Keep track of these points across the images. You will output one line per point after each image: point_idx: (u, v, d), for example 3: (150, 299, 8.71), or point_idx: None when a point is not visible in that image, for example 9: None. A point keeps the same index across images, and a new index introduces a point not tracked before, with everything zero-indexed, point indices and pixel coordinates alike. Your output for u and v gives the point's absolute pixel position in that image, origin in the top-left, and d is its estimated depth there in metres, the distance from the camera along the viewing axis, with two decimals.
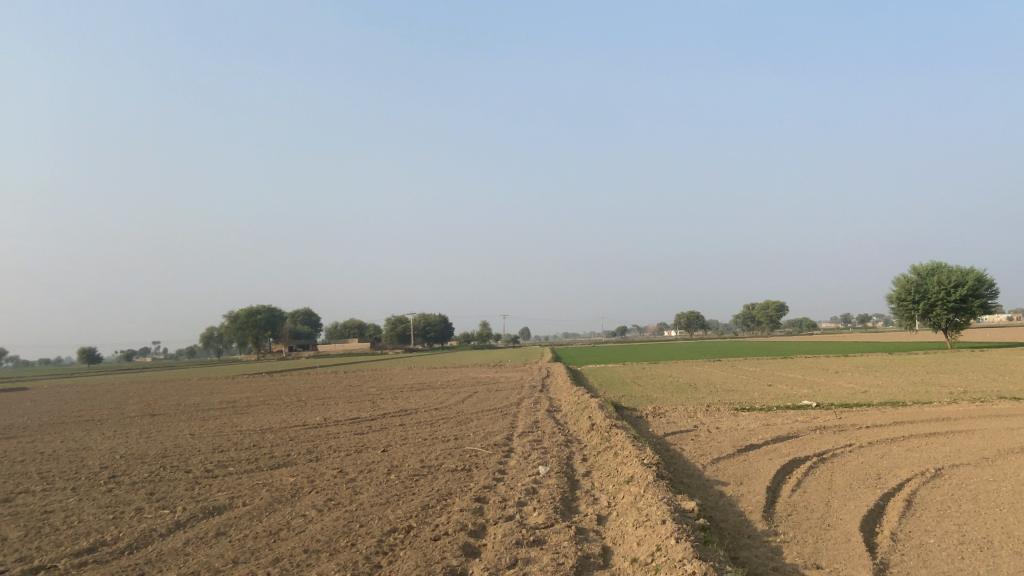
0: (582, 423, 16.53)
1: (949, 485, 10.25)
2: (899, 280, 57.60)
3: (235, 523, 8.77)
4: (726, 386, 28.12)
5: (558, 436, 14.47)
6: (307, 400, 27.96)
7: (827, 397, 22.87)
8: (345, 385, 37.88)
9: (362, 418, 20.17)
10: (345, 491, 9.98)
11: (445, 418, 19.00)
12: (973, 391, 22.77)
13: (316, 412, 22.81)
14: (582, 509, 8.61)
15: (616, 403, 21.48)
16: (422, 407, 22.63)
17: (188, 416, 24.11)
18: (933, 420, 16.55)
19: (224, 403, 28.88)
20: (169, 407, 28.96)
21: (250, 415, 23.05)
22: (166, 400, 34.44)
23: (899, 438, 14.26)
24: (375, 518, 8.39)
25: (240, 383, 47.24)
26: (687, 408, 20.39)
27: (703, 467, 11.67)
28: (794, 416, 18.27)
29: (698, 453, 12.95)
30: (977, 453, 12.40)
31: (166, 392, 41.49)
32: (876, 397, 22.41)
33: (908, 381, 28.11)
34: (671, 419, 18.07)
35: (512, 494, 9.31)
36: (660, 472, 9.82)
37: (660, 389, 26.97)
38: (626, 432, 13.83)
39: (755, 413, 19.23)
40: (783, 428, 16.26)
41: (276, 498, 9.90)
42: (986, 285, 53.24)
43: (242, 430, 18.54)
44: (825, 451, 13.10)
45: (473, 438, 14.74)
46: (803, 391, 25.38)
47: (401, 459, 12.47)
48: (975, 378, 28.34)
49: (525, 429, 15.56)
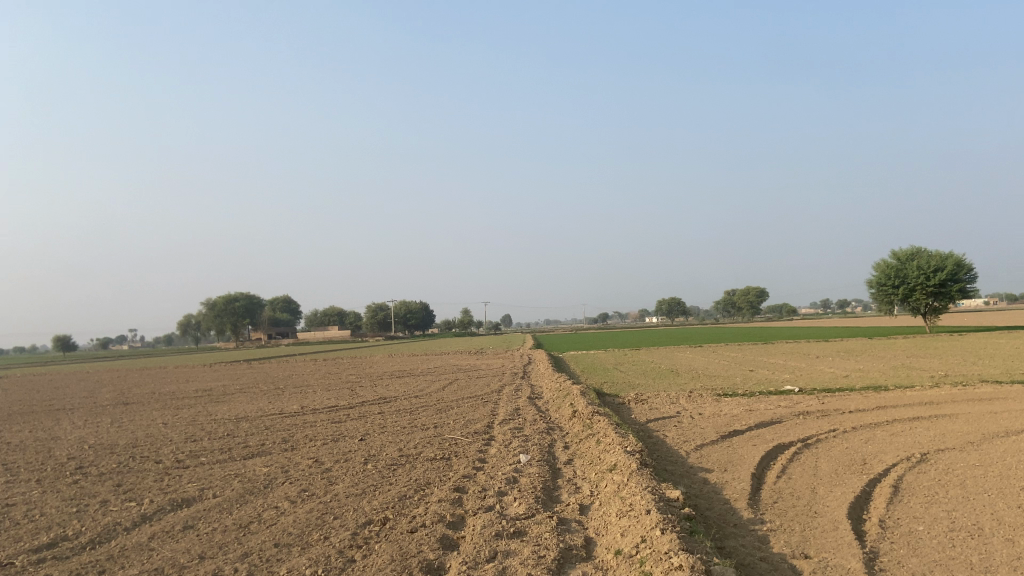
0: (564, 410, 16.31)
1: (935, 470, 10.10)
2: (879, 266, 57.89)
3: (204, 515, 8.44)
4: (709, 371, 28.05)
5: (540, 423, 14.23)
6: (284, 388, 27.56)
7: (809, 382, 22.81)
8: (325, 373, 37.51)
9: (340, 406, 19.83)
10: (319, 482, 9.65)
11: (425, 406, 18.70)
12: (954, 376, 22.81)
13: (293, 400, 22.43)
14: (564, 499, 8.35)
15: (598, 390, 21.28)
16: (401, 395, 22.29)
17: (162, 404, 23.63)
18: (916, 405, 16.47)
19: (200, 392, 28.39)
20: (144, 396, 28.43)
21: (225, 404, 22.64)
22: (141, 388, 33.86)
23: (883, 423, 14.14)
24: (350, 509, 8.09)
25: (218, 372, 46.64)
26: (669, 394, 20.24)
27: (686, 454, 11.47)
28: (776, 401, 18.15)
29: (681, 440, 12.76)
30: (962, 438, 12.29)
31: (142, 381, 40.89)
32: (857, 382, 22.38)
33: (889, 366, 28.16)
34: (653, 405, 17.89)
35: (492, 484, 9.04)
36: (644, 460, 9.60)
37: (643, 375, 26.83)
38: (609, 419, 13.61)
39: (738, 398, 19.10)
40: (766, 413, 16.12)
41: (247, 489, 9.56)
42: (965, 270, 53.63)
43: (217, 419, 18.15)
44: (810, 437, 12.94)
45: (453, 426, 14.46)
46: (785, 376, 25.31)
47: (378, 448, 12.15)
48: (955, 362, 28.45)
49: (506, 417, 15.31)
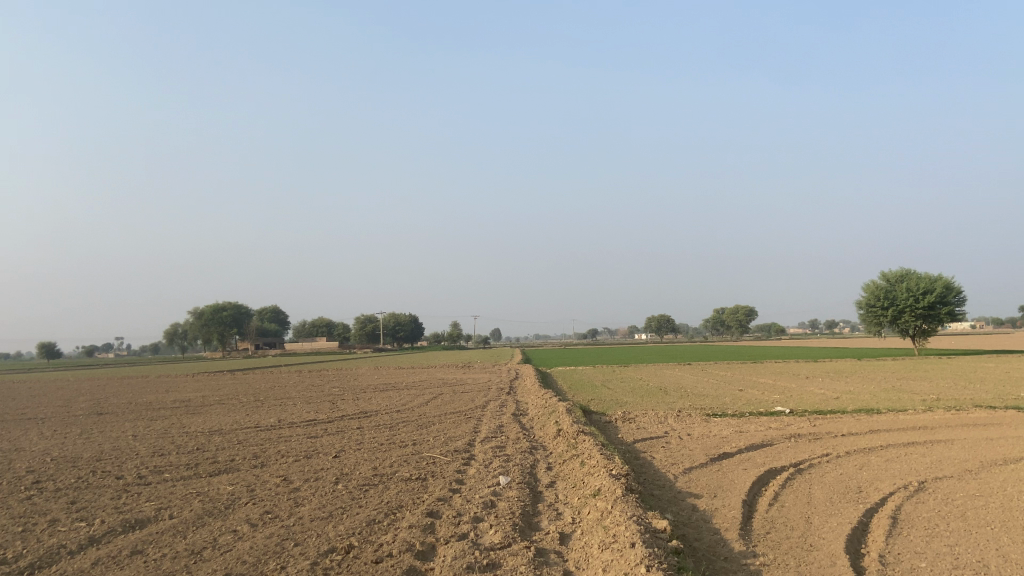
0: (548, 428, 15.78)
1: (934, 500, 9.63)
2: (868, 287, 57.73)
3: (157, 539, 7.87)
4: (698, 390, 27.58)
5: (523, 442, 13.70)
6: (264, 400, 26.89)
7: (799, 404, 22.38)
8: (308, 385, 36.85)
9: (318, 420, 19.21)
10: (285, 503, 9.08)
11: (406, 421, 18.11)
12: (946, 400, 22.43)
13: (270, 413, 21.82)
14: (543, 527, 7.81)
15: (584, 407, 20.74)
16: (382, 409, 21.69)
17: (136, 416, 22.96)
18: (910, 429, 16.04)
19: (177, 403, 27.75)
20: (120, 406, 27.76)
21: (202, 415, 22.05)
22: (119, 398, 33.10)
23: (878, 448, 13.67)
24: (313, 535, 7.54)
25: (202, 382, 45.92)
26: (657, 414, 19.75)
27: (674, 478, 10.96)
28: (767, 423, 17.69)
29: (669, 462, 12.26)
30: (960, 465, 11.87)
31: (122, 390, 40.13)
32: (848, 404, 21.95)
33: (880, 388, 27.78)
34: (641, 425, 17.39)
35: (468, 508, 8.48)
36: (629, 485, 9.07)
37: (631, 393, 26.32)
38: (594, 439, 13.10)
39: (727, 419, 18.64)
40: (757, 435, 15.65)
41: (208, 510, 8.97)
42: (954, 293, 53.52)
43: (189, 432, 17.51)
44: (802, 461, 12.47)
45: (432, 443, 13.90)
46: (775, 396, 24.89)
47: (352, 466, 11.59)
48: (945, 386, 28.09)
49: (489, 435, 14.77)
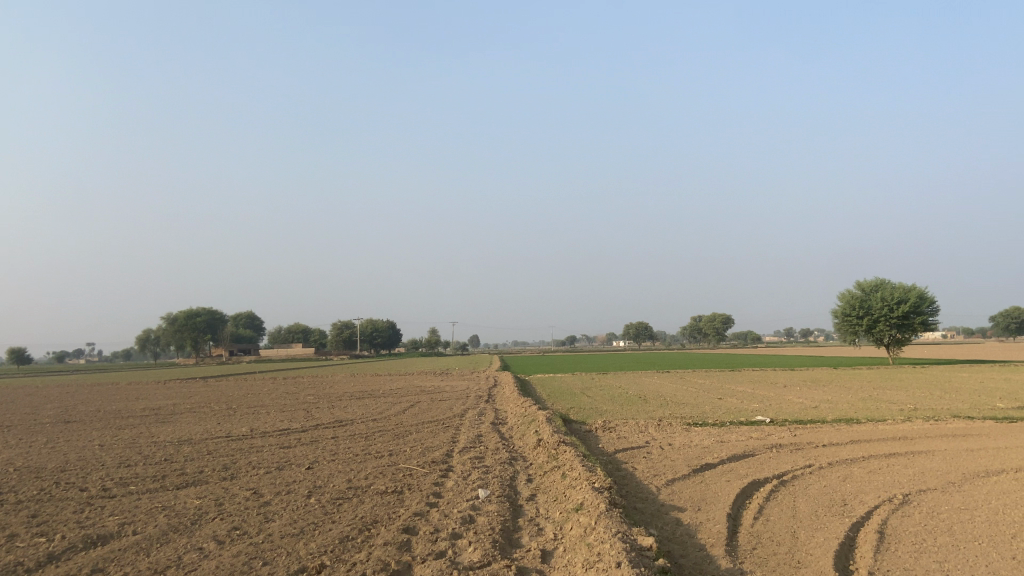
0: (528, 438, 15.50)
1: (920, 514, 9.48)
2: (844, 296, 58.12)
3: (117, 557, 7.47)
4: (677, 399, 27.46)
5: (502, 453, 13.40)
6: (237, 408, 26.34)
7: (779, 413, 22.31)
8: (283, 393, 36.28)
9: (292, 429, 18.75)
10: (254, 519, 8.71)
11: (382, 431, 17.73)
12: (924, 409, 22.47)
13: (243, 422, 21.33)
14: (524, 544, 7.53)
15: (563, 416, 20.48)
16: (358, 418, 21.28)
17: (104, 424, 22.34)
18: (890, 440, 15.95)
19: (147, 411, 27.13)
20: (88, 413, 27.11)
21: (172, 424, 21.50)
22: (88, 405, 32.36)
23: (860, 459, 13.56)
24: (283, 553, 7.19)
25: (174, 389, 45.11)
26: (637, 423, 19.55)
27: (657, 490, 10.73)
28: (747, 433, 17.54)
29: (651, 473, 12.02)
30: (944, 477, 11.77)
31: (91, 398, 39.25)
32: (827, 413, 21.91)
33: (858, 397, 27.82)
34: (622, 435, 17.17)
35: (446, 524, 8.17)
36: (612, 499, 8.82)
37: (610, 402, 26.10)
38: (575, 449, 12.83)
39: (707, 428, 18.48)
40: (738, 445, 15.48)
41: (173, 526, 8.59)
42: (928, 302, 54.03)
43: (158, 442, 17.01)
44: (785, 473, 12.29)
45: (409, 454, 13.56)
46: (754, 405, 24.81)
47: (325, 479, 11.22)
48: (921, 395, 28.21)
49: (467, 445, 14.45)
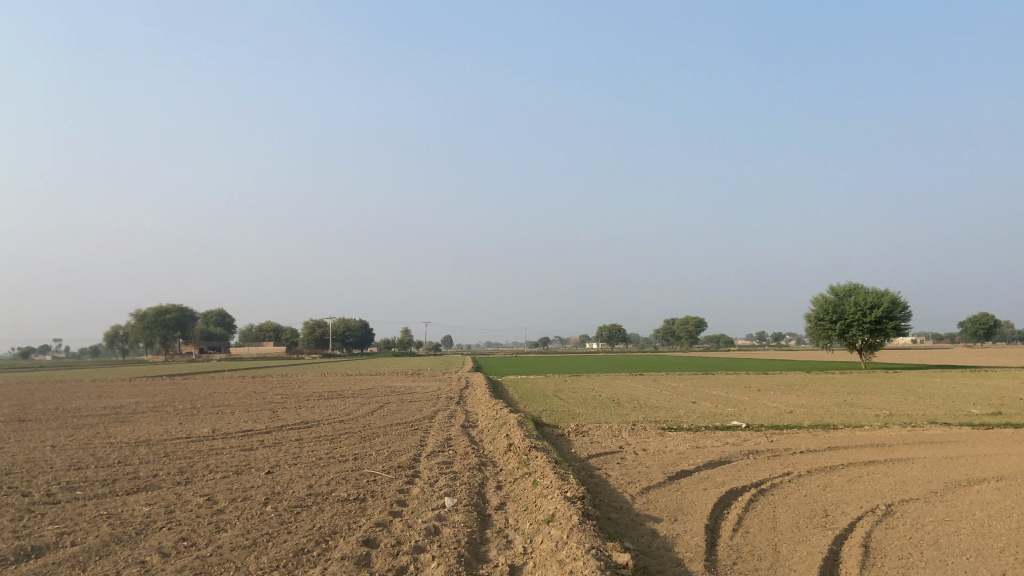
0: (499, 442, 15.02)
1: (904, 527, 9.18)
2: (817, 300, 58.33)
3: (51, 570, 6.88)
4: (651, 402, 27.15)
5: (471, 457, 12.92)
6: (202, 408, 25.54)
7: (754, 417, 22.05)
8: (250, 391, 35.50)
9: (255, 431, 18.08)
10: (204, 529, 8.14)
11: (348, 433, 17.15)
12: (898, 415, 22.37)
13: (205, 422, 20.63)
14: (492, 558, 7.06)
15: (536, 419, 20.03)
16: (325, 419, 20.68)
17: (59, 423, 21.45)
18: (868, 446, 15.75)
19: (108, 409, 26.30)
20: (46, 411, 26.23)
21: (131, 424, 20.76)
22: (47, 403, 31.37)
23: (839, 467, 13.28)
24: (231, 568, 6.65)
25: (139, 386, 44.03)
26: (611, 426, 19.16)
27: (632, 498, 10.32)
28: (723, 438, 17.25)
29: (625, 481, 11.62)
30: (924, 487, 11.52)
31: (51, 395, 38.14)
32: (803, 418, 21.69)
33: (833, 402, 27.76)
34: (595, 439, 16.76)
35: (409, 536, 7.67)
36: (586, 510, 8.38)
37: (584, 404, 25.71)
38: (547, 455, 12.39)
39: (682, 433, 18.16)
40: (714, 451, 15.15)
41: (115, 536, 8.00)
42: (900, 308, 54.44)
43: (113, 443, 16.27)
44: (763, 481, 11.96)
45: (374, 459, 13.02)
46: (729, 409, 24.57)
47: (285, 484, 10.66)
48: (895, 400, 28.21)
49: (435, 449, 13.95)
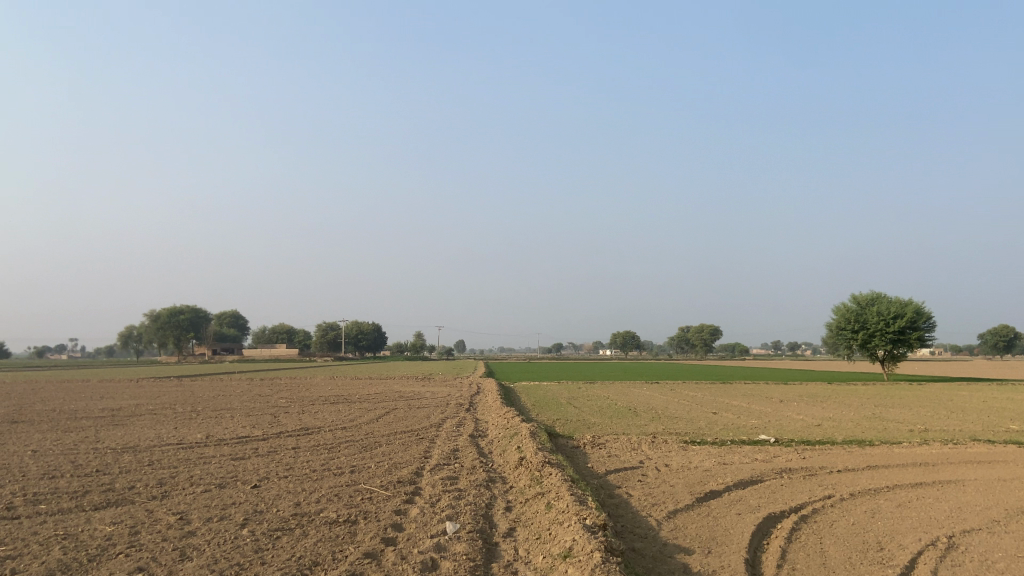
0: (510, 455, 13.86)
1: (973, 564, 7.99)
2: (838, 309, 56.73)
3: None
4: (670, 412, 25.89)
5: (479, 472, 11.78)
6: (201, 412, 24.50)
7: (780, 430, 20.77)
8: (254, 394, 34.46)
9: (251, 438, 17.01)
10: (167, 557, 7.04)
11: (348, 442, 16.04)
12: (934, 431, 21.00)
13: (201, 427, 19.58)
14: None
15: (549, 429, 18.86)
16: (327, 425, 19.60)
17: (51, 426, 20.45)
18: (911, 466, 14.50)
19: (106, 411, 25.32)
20: (41, 412, 25.25)
21: (124, 427, 19.76)
22: (45, 403, 30.53)
23: (884, 490, 12.06)
24: None
25: (145, 387, 43.12)
26: (629, 439, 17.97)
27: (658, 524, 9.16)
28: (752, 453, 16.02)
29: (649, 503, 10.47)
30: (984, 515, 10.30)
31: (53, 395, 37.38)
32: (834, 432, 20.43)
33: (862, 414, 26.42)
34: (612, 452, 15.58)
35: (400, 572, 6.52)
36: (609, 543, 7.24)
37: (599, 414, 24.47)
38: (562, 471, 11.26)
39: (705, 447, 16.97)
40: (743, 468, 13.95)
41: (63, 563, 6.91)
42: (924, 318, 52.85)
43: (97, 449, 15.22)
44: (803, 505, 10.71)
45: (373, 472, 11.89)
46: (752, 421, 23.28)
47: (270, 501, 9.57)
48: (926, 414, 26.80)
49: (440, 462, 12.84)
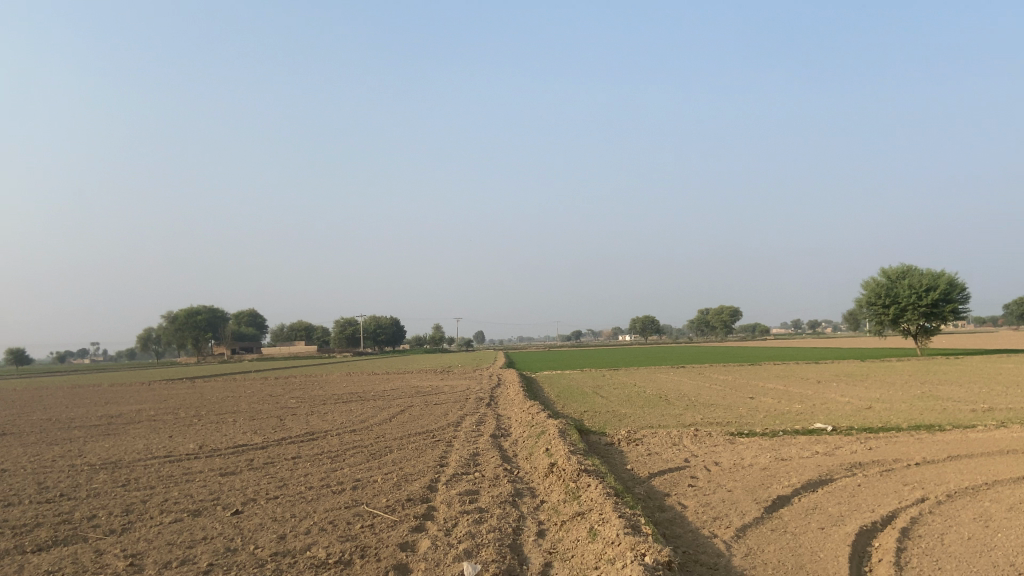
0: (538, 459, 12.03)
1: None
2: (867, 283, 54.39)
3: None
4: (704, 399, 23.99)
5: (503, 484, 10.01)
6: (204, 417, 22.80)
7: (832, 416, 18.78)
8: (265, 395, 32.76)
9: (247, 447, 15.29)
10: None
11: (354, 449, 14.30)
12: (999, 410, 18.96)
13: (196, 435, 17.94)
14: None
15: (578, 424, 16.97)
16: (334, 429, 17.88)
17: (39, 438, 18.87)
18: (1001, 456, 12.51)
19: (103, 419, 23.67)
20: (38, 422, 23.67)
21: (114, 438, 18.10)
22: (46, 410, 29.04)
23: (983, 488, 10.12)
24: None
25: (155, 390, 41.45)
26: (668, 432, 16.08)
27: (728, 549, 7.36)
28: (810, 445, 14.16)
29: (710, 517, 8.63)
30: None
31: (57, 401, 35.93)
32: (893, 416, 18.44)
33: (913, 394, 24.31)
34: (652, 450, 13.72)
35: None
36: None
37: (628, 403, 22.62)
38: (603, 482, 9.43)
39: (752, 439, 15.12)
40: (806, 465, 12.06)
41: None
42: (958, 289, 50.47)
43: (74, 466, 13.53)
44: (896, 514, 8.79)
45: (379, 488, 10.14)
46: (795, 407, 21.34)
47: (248, 534, 7.83)
48: (980, 391, 24.72)
49: (456, 471, 11.07)
